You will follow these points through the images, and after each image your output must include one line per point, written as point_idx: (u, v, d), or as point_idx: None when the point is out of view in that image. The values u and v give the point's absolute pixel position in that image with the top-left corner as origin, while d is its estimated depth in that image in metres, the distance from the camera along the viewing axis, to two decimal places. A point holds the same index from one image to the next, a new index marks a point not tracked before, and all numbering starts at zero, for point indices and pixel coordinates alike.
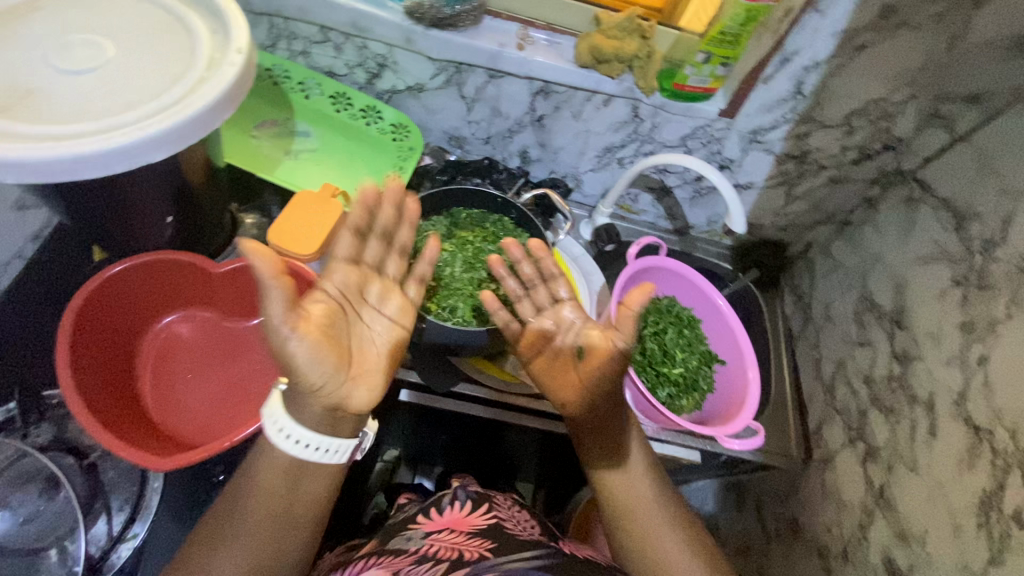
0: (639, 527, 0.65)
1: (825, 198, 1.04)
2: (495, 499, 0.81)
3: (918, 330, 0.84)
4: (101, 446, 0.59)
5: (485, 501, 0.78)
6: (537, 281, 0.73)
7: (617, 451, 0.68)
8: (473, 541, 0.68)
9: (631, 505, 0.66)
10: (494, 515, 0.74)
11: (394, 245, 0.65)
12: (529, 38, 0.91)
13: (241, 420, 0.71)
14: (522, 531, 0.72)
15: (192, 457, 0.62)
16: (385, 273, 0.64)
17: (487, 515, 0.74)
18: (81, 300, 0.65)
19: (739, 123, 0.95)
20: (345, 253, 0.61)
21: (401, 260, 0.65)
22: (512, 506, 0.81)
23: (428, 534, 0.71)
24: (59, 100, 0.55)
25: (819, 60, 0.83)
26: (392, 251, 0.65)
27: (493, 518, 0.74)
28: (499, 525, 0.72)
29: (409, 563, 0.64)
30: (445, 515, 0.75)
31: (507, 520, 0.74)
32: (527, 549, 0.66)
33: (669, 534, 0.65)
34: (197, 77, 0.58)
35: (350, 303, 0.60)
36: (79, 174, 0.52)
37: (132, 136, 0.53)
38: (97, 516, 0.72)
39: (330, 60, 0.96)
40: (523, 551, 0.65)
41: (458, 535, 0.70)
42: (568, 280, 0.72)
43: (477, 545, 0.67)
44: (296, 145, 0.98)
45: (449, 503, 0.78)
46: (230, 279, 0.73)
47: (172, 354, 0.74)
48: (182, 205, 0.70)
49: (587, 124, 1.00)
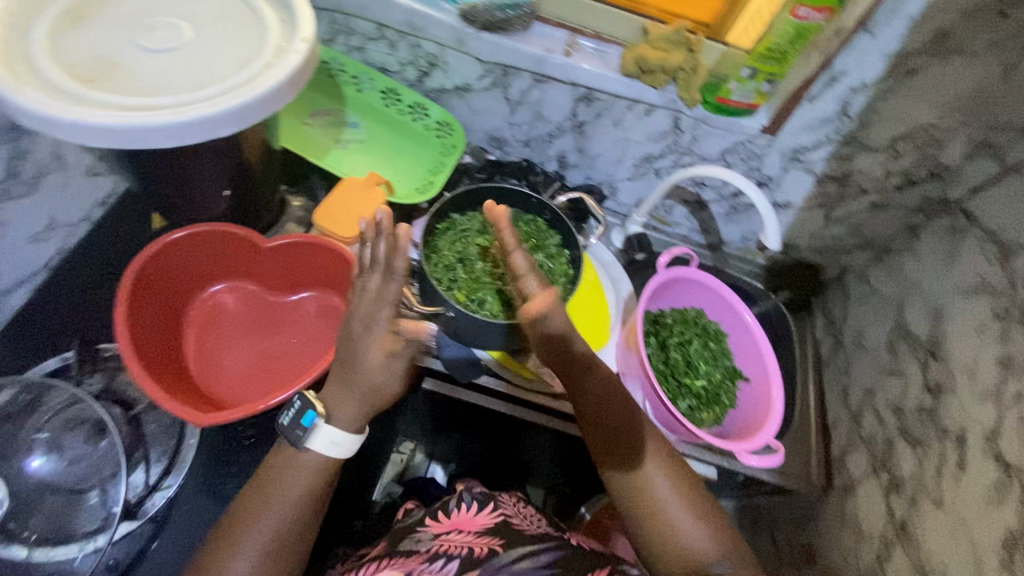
0: (663, 527, 0.64)
1: (864, 222, 1.03)
2: (500, 498, 0.81)
3: (953, 363, 0.82)
4: (150, 397, 0.63)
5: (491, 499, 0.79)
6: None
7: (630, 447, 0.67)
8: (483, 538, 0.70)
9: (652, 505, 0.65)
10: (501, 513, 0.75)
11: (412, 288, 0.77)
12: (576, 45, 0.93)
13: (276, 389, 0.75)
14: (530, 526, 0.74)
15: (231, 416, 0.65)
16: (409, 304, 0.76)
17: (495, 513, 0.75)
18: (142, 262, 0.69)
19: (781, 141, 0.95)
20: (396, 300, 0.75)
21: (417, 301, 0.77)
22: (517, 503, 0.82)
23: (438, 535, 0.72)
24: (141, 75, 0.60)
25: (867, 81, 0.84)
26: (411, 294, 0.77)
27: (501, 515, 0.75)
28: (507, 522, 0.73)
29: (421, 562, 0.67)
30: (453, 517, 0.76)
31: (515, 517, 0.76)
32: (537, 542, 0.69)
33: (692, 529, 0.64)
34: (265, 62, 0.62)
35: None
36: (153, 142, 0.57)
37: (203, 111, 0.57)
38: (137, 465, 0.77)
39: (383, 57, 1.00)
40: (532, 542, 0.69)
41: (468, 536, 0.71)
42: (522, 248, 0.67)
43: (487, 541, 0.70)
44: (346, 136, 1.03)
45: (455, 505, 0.78)
46: (277, 256, 0.77)
47: (217, 321, 0.78)
48: (240, 180, 0.74)
49: (627, 133, 1.01)
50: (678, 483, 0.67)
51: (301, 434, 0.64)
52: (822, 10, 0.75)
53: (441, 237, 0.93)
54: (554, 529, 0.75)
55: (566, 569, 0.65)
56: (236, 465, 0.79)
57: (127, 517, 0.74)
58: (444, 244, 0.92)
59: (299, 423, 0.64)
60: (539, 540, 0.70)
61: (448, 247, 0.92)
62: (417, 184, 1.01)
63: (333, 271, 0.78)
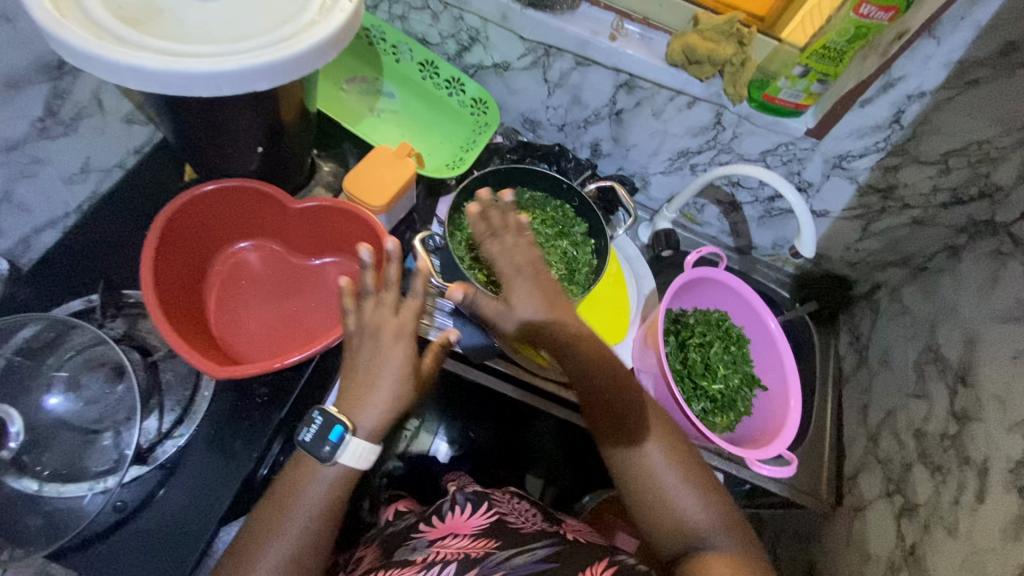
0: (659, 502, 0.62)
1: (903, 238, 0.99)
2: (494, 497, 0.82)
3: (983, 391, 0.79)
4: (168, 345, 0.63)
5: (485, 500, 0.80)
6: (507, 228, 0.70)
7: (614, 428, 0.66)
8: (478, 541, 0.70)
9: (645, 480, 0.63)
10: (495, 513, 0.77)
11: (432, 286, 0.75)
12: (622, 29, 0.90)
13: (294, 350, 0.75)
14: (525, 523, 0.75)
15: (247, 370, 0.64)
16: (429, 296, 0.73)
17: (488, 514, 0.76)
18: (171, 211, 0.69)
19: (825, 146, 0.91)
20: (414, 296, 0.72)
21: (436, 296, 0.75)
22: (511, 500, 0.84)
23: (432, 543, 0.73)
24: (184, 22, 0.59)
25: (925, 88, 0.79)
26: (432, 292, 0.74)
27: (495, 514, 0.76)
28: (501, 521, 0.74)
29: (418, 569, 0.66)
30: (448, 521, 0.77)
31: (509, 514, 0.77)
32: (531, 540, 0.69)
33: (687, 498, 0.61)
34: (309, 19, 0.61)
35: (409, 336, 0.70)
36: (192, 90, 0.56)
37: (244, 63, 0.56)
38: (151, 411, 0.75)
39: (425, 28, 0.99)
40: (527, 541, 0.68)
41: (462, 539, 0.72)
42: (491, 248, 0.69)
43: (483, 545, 0.68)
44: (381, 105, 1.02)
45: (450, 508, 0.80)
46: (304, 218, 0.77)
47: (239, 278, 0.79)
48: (273, 138, 0.74)
49: (665, 125, 0.99)
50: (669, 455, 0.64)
51: (330, 450, 0.61)
52: (887, 11, 0.71)
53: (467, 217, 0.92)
54: (549, 525, 0.75)
55: (564, 562, 0.63)
56: (249, 420, 0.77)
57: (138, 462, 0.73)
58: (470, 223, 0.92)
59: (326, 439, 0.61)
60: (535, 536, 0.70)
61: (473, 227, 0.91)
62: (447, 160, 1.00)
63: (359, 238, 0.78)
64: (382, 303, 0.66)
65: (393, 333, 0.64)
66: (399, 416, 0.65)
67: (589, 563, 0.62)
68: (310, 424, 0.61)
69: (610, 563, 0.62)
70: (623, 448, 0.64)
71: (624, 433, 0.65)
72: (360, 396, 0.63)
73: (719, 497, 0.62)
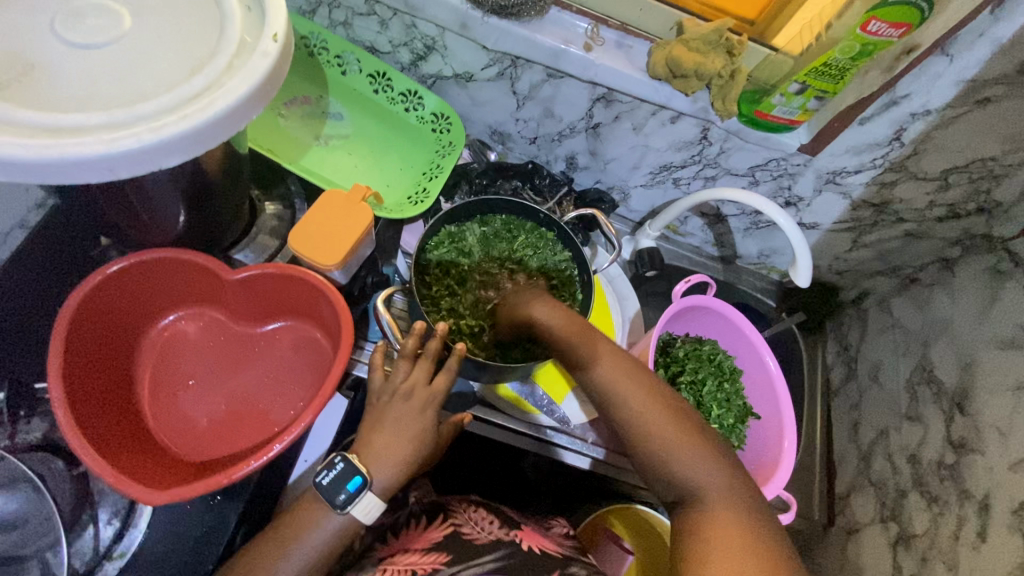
0: (666, 476, 0.59)
1: (894, 249, 0.94)
2: (450, 504, 0.78)
3: (982, 420, 0.76)
4: (88, 468, 0.53)
5: (442, 511, 0.76)
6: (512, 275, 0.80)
7: (614, 403, 0.63)
8: (427, 556, 0.66)
9: (653, 458, 0.60)
10: (450, 523, 0.72)
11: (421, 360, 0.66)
12: (598, 37, 0.80)
13: (247, 439, 0.66)
14: (479, 534, 0.70)
15: (187, 488, 0.56)
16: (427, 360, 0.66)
17: (443, 525, 0.72)
18: (77, 301, 0.58)
19: (819, 162, 0.84)
20: (423, 365, 0.65)
21: (423, 373, 0.65)
22: (468, 506, 0.78)
23: (382, 559, 0.69)
24: (64, 84, 0.47)
25: (931, 108, 0.72)
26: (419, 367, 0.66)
27: (449, 526, 0.72)
28: (455, 533, 0.70)
29: None
30: (401, 537, 0.73)
31: (463, 524, 0.72)
32: (488, 553, 0.66)
33: (679, 458, 0.58)
34: (224, 66, 0.50)
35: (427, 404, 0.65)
36: (79, 178, 0.45)
37: (141, 140, 0.45)
38: (84, 527, 0.65)
39: (372, 35, 0.85)
40: (481, 556, 0.65)
41: (414, 554, 0.68)
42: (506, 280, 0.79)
43: (431, 560, 0.65)
44: (327, 129, 0.89)
45: (405, 523, 0.76)
46: (243, 287, 0.66)
47: (176, 357, 0.68)
48: (197, 199, 0.62)
49: (646, 139, 0.90)
50: (675, 428, 0.60)
51: (346, 498, 0.60)
52: (898, 27, 0.63)
53: (434, 255, 0.79)
54: (506, 534, 0.70)
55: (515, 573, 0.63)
56: (204, 525, 0.67)
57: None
58: (436, 262, 0.80)
59: (343, 486, 0.60)
60: (490, 549, 0.67)
61: (441, 266, 0.80)
62: (408, 192, 0.89)
63: (311, 303, 0.68)
64: (412, 374, 0.65)
65: (422, 402, 0.64)
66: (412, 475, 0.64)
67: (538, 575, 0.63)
68: (331, 468, 0.60)
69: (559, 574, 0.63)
70: (634, 432, 0.61)
71: (637, 416, 0.61)
72: (375, 449, 0.62)
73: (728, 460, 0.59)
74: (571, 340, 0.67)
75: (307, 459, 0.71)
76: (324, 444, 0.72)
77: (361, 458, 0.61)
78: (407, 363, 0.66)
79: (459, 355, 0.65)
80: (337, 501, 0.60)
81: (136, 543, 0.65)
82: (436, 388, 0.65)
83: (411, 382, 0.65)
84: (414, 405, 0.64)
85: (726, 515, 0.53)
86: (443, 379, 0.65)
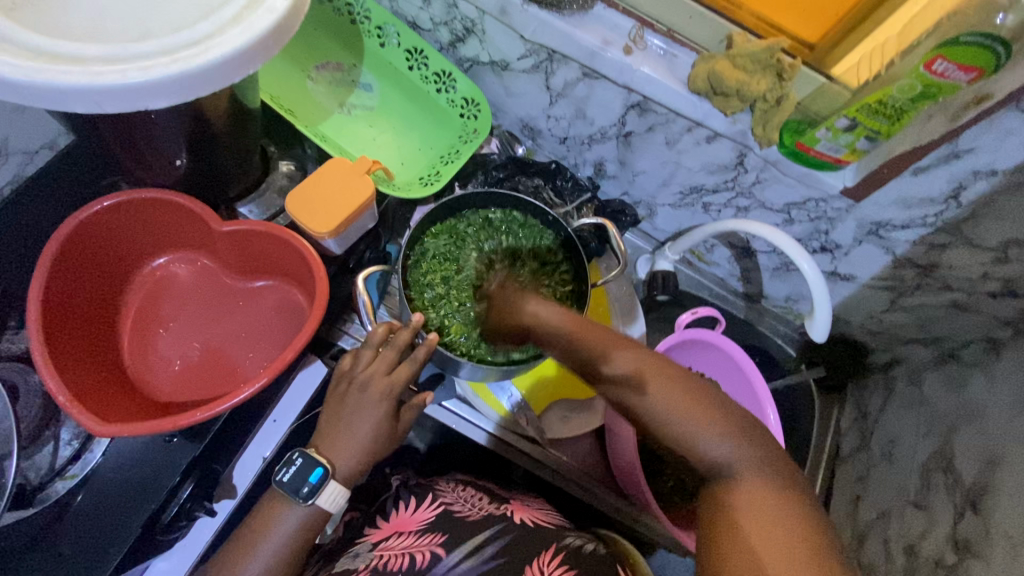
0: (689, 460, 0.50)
1: (937, 319, 0.85)
2: (439, 486, 0.77)
3: (995, 527, 0.67)
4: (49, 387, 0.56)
5: (429, 492, 0.75)
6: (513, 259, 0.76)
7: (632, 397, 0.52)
8: (423, 540, 0.65)
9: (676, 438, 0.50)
10: (440, 504, 0.71)
11: (386, 348, 0.66)
12: (641, 41, 0.74)
13: (212, 389, 0.67)
14: (473, 510, 0.70)
15: (136, 427, 0.57)
16: (394, 346, 0.65)
17: (434, 505, 0.71)
18: (69, 230, 0.60)
19: (862, 210, 0.77)
20: (393, 351, 0.65)
21: (391, 359, 0.65)
22: (459, 487, 0.77)
23: (376, 546, 0.67)
24: (76, 16, 0.48)
25: (997, 168, 0.64)
26: (385, 355, 0.65)
27: (440, 505, 0.71)
28: (448, 511, 0.69)
29: None
30: (393, 520, 0.72)
31: (455, 504, 0.71)
32: (482, 528, 0.65)
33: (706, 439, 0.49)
34: (230, 15, 0.49)
35: (389, 391, 0.65)
36: (65, 106, 0.45)
37: (128, 78, 0.45)
38: (46, 443, 0.69)
39: (415, 11, 0.84)
40: (482, 531, 0.64)
41: (407, 538, 0.66)
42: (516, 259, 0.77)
43: (428, 544, 0.64)
44: (354, 99, 0.89)
45: (394, 506, 0.75)
46: (231, 240, 0.67)
47: (163, 297, 0.70)
48: (198, 145, 0.63)
49: (679, 156, 0.84)
50: (686, 399, 0.50)
51: (309, 490, 0.61)
52: (968, 71, 0.57)
53: (430, 241, 0.78)
54: (496, 508, 0.70)
55: (511, 557, 0.60)
56: (152, 462, 0.68)
57: (20, 503, 0.66)
58: (432, 251, 0.78)
59: (305, 478, 0.61)
60: (486, 525, 0.65)
61: (434, 256, 0.79)
62: (421, 173, 0.88)
63: (292, 263, 0.68)
64: (377, 359, 0.65)
65: (379, 395, 0.64)
66: (360, 459, 0.64)
67: (536, 555, 0.60)
68: (287, 466, 0.61)
69: (556, 549, 0.61)
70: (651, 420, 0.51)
71: (661, 405, 0.51)
72: (331, 436, 0.64)
73: (771, 458, 0.48)
74: (580, 331, 0.59)
75: (276, 419, 0.76)
76: (296, 411, 0.76)
77: (321, 450, 0.63)
78: (375, 349, 0.66)
79: (427, 345, 0.65)
80: (297, 493, 0.61)
81: (89, 467, 0.68)
82: (397, 377, 0.65)
83: (379, 366, 0.65)
84: (370, 398, 0.64)
85: (778, 531, 0.43)
86: (404, 370, 0.65)
